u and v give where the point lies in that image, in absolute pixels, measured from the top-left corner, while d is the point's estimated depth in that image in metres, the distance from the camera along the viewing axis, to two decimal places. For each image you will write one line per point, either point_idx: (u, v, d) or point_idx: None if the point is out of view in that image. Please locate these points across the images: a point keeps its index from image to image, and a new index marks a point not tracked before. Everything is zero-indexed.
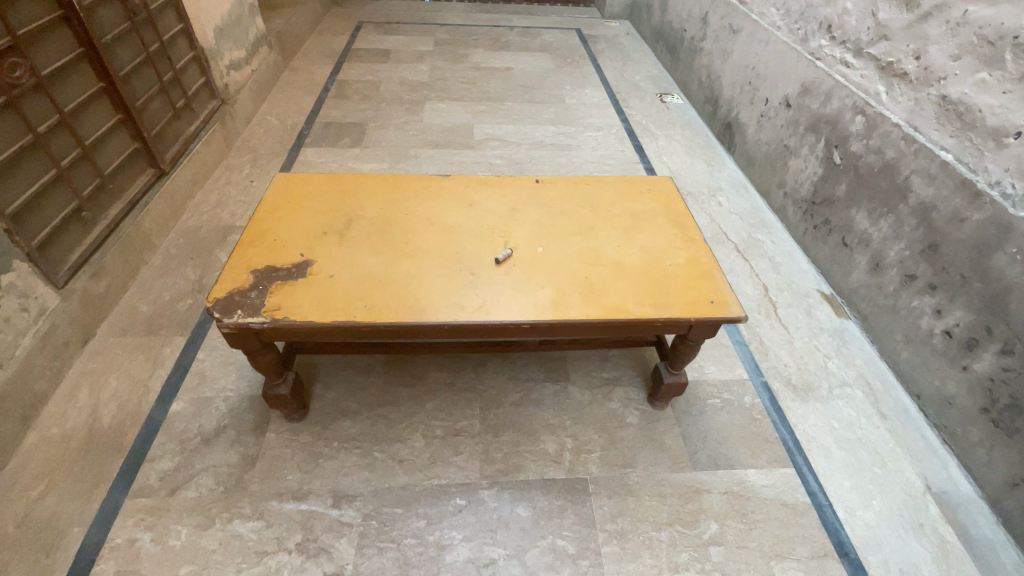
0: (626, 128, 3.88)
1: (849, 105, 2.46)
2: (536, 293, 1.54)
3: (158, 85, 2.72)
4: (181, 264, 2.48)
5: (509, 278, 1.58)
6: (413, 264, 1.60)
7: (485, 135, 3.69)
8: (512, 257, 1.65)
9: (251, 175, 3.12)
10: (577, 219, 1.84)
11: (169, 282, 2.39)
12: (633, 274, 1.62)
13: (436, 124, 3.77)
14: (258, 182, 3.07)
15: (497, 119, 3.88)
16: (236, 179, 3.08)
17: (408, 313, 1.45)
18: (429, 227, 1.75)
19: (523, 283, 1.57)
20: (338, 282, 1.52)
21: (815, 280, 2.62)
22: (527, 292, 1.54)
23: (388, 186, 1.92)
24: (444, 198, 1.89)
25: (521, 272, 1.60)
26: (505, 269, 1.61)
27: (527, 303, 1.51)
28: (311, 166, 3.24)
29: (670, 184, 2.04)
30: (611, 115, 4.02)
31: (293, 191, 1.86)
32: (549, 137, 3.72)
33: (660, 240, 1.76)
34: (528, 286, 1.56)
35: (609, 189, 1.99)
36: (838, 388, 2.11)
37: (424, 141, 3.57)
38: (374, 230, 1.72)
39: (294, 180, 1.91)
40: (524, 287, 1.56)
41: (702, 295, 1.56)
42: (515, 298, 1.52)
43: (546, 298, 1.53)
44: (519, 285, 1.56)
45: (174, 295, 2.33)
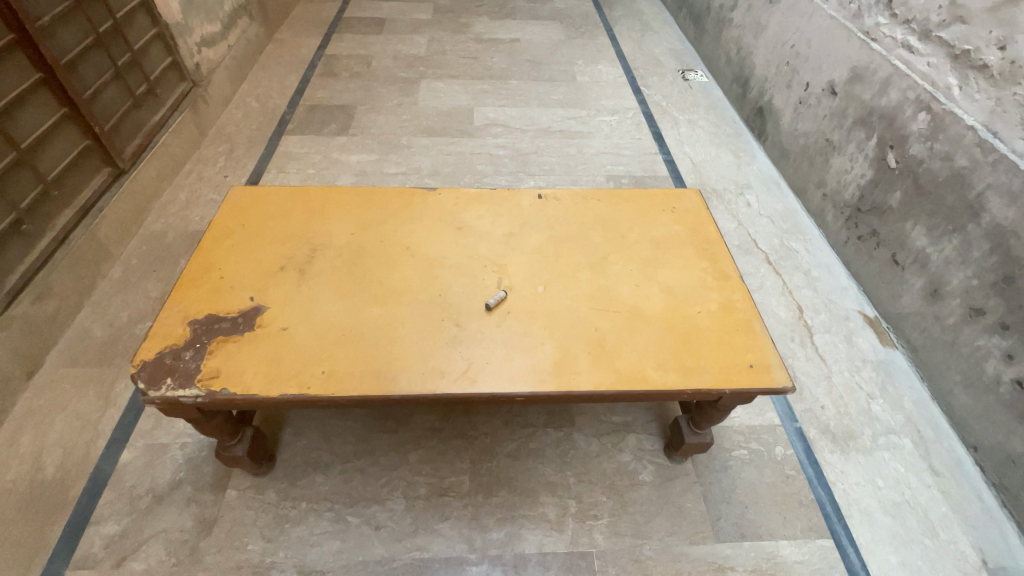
0: (644, 111, 3.49)
1: (911, 99, 2.10)
2: (533, 351, 1.26)
3: (112, 71, 2.40)
4: (143, 279, 2.23)
5: (501, 329, 1.30)
6: (387, 311, 1.31)
7: (487, 119, 3.32)
8: (507, 300, 1.36)
9: (226, 168, 2.82)
10: (587, 246, 1.53)
11: (129, 300, 2.14)
12: (654, 325, 1.33)
13: (432, 107, 3.40)
14: (233, 177, 2.77)
15: (500, 101, 3.50)
16: (208, 174, 2.78)
17: (374, 381, 1.18)
18: (409, 258, 1.46)
19: (519, 337, 1.28)
20: (293, 337, 1.25)
21: (856, 300, 2.30)
22: (523, 349, 1.26)
23: (363, 202, 1.62)
24: (428, 218, 1.59)
25: (517, 322, 1.31)
26: (497, 318, 1.32)
27: (522, 366, 1.23)
28: (292, 158, 2.92)
29: (699, 198, 1.71)
30: (627, 96, 3.62)
31: (250, 210, 1.57)
32: (558, 122, 3.35)
33: (687, 277, 1.45)
34: (525, 341, 1.28)
35: (626, 204, 1.67)
36: (883, 437, 1.83)
37: (418, 127, 3.22)
38: (342, 262, 1.43)
39: (253, 196, 1.62)
40: (519, 342, 1.27)
41: (739, 356, 1.27)
42: (507, 359, 1.24)
43: (546, 359, 1.25)
44: (513, 340, 1.28)
45: (133, 317, 2.08)
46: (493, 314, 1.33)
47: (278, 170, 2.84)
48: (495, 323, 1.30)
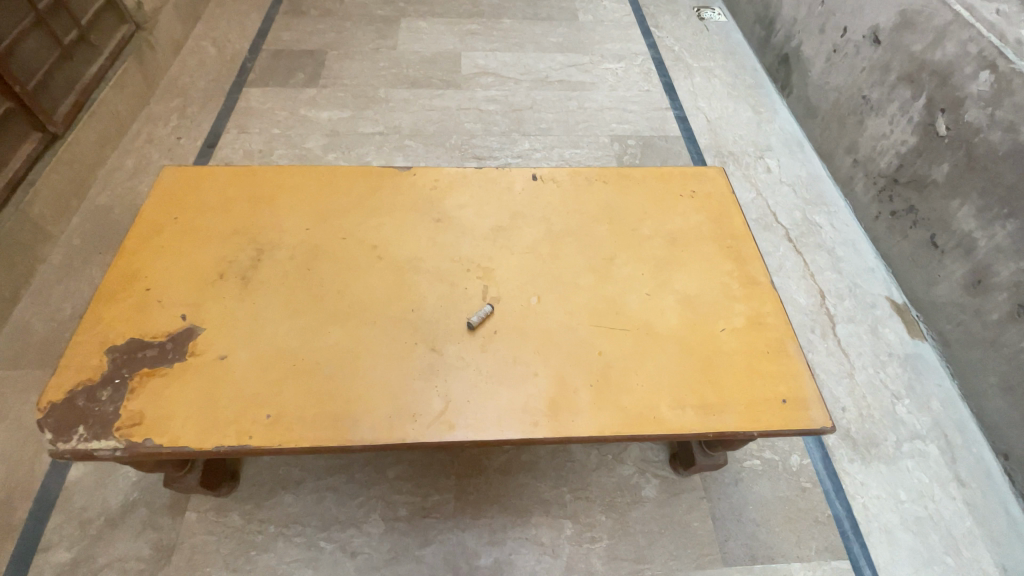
0: (654, 56, 3.08)
1: (972, 54, 1.81)
2: (524, 384, 1.04)
3: (32, 15, 2.02)
4: (88, 263, 1.98)
5: (485, 354, 1.07)
6: (348, 333, 1.09)
7: (475, 68, 2.93)
8: (494, 315, 1.13)
9: (179, 129, 2.48)
10: (591, 241, 1.28)
11: (73, 289, 1.91)
12: (669, 347, 1.11)
13: (414, 52, 2.99)
14: (189, 139, 2.45)
15: (491, 45, 3.08)
16: (160, 135, 2.45)
17: (329, 428, 0.97)
18: (377, 261, 1.21)
19: (506, 366, 1.06)
20: (233, 369, 1.04)
21: (884, 284, 2.08)
22: (511, 381, 1.04)
23: (322, 188, 1.36)
24: (400, 206, 1.32)
25: (506, 344, 1.09)
26: (481, 339, 1.09)
27: (510, 404, 1.02)
28: (255, 116, 2.57)
29: (721, 180, 1.45)
30: (635, 38, 3.20)
31: (189, 202, 1.32)
32: (557, 70, 2.96)
33: (708, 284, 1.22)
34: (514, 370, 1.06)
35: (636, 188, 1.41)
36: (908, 443, 1.68)
37: (397, 77, 2.83)
38: (297, 269, 1.19)
39: (193, 183, 1.36)
40: (506, 372, 1.05)
41: (769, 389, 1.06)
42: (493, 395, 1.02)
43: (539, 394, 1.03)
44: (500, 369, 1.06)
45: (77, 309, 1.86)
46: (477, 335, 1.10)
47: (238, 131, 2.51)
48: (478, 347, 1.08)
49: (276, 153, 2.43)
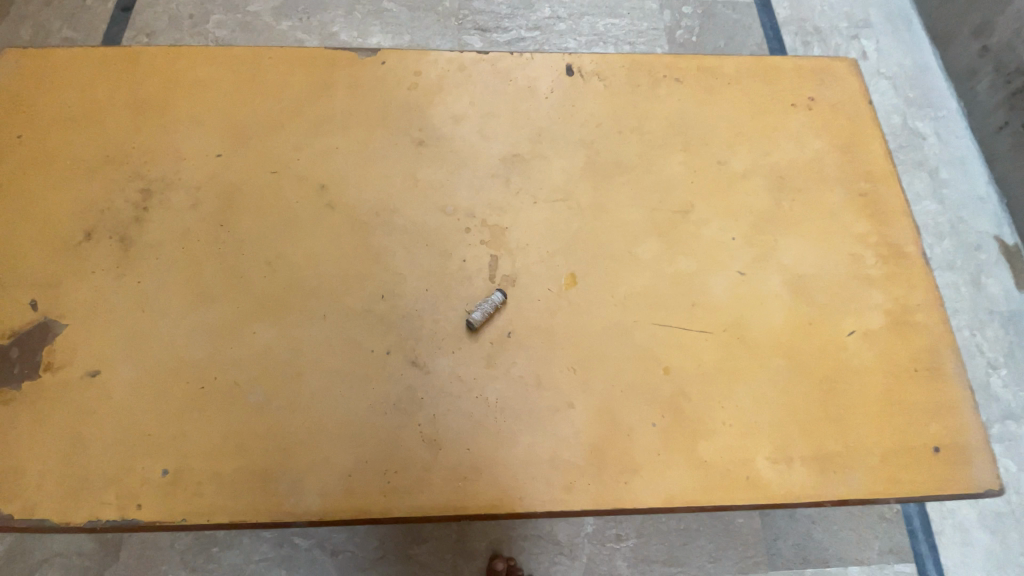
0: None
1: None
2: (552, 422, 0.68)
3: None
4: None
5: (492, 373, 0.70)
6: (282, 336, 0.71)
7: None
8: (508, 307, 0.74)
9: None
10: (658, 180, 0.83)
11: None
12: (772, 363, 0.73)
13: None
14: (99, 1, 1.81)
15: None
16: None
17: (255, 494, 0.64)
18: (324, 213, 0.78)
19: (526, 394, 0.69)
20: (108, 395, 0.68)
21: (995, 220, 1.64)
22: (533, 417, 0.68)
23: (241, 88, 0.88)
24: (361, 118, 0.85)
25: (526, 359, 0.71)
26: (487, 347, 0.72)
27: (532, 454, 0.67)
28: None
29: (854, 83, 0.96)
30: None
31: (42, 113, 0.86)
32: None
33: (831, 257, 0.81)
34: (539, 401, 0.69)
35: (728, 93, 0.92)
36: (999, 425, 1.40)
37: None
38: (202, 226, 0.78)
39: (45, 79, 0.89)
40: (525, 403, 0.69)
41: (916, 430, 0.72)
42: (505, 443, 0.67)
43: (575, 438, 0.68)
44: (518, 398, 0.69)
45: None
46: (482, 337, 0.72)
47: None
48: (483, 362, 0.71)
49: (211, 20, 1.81)
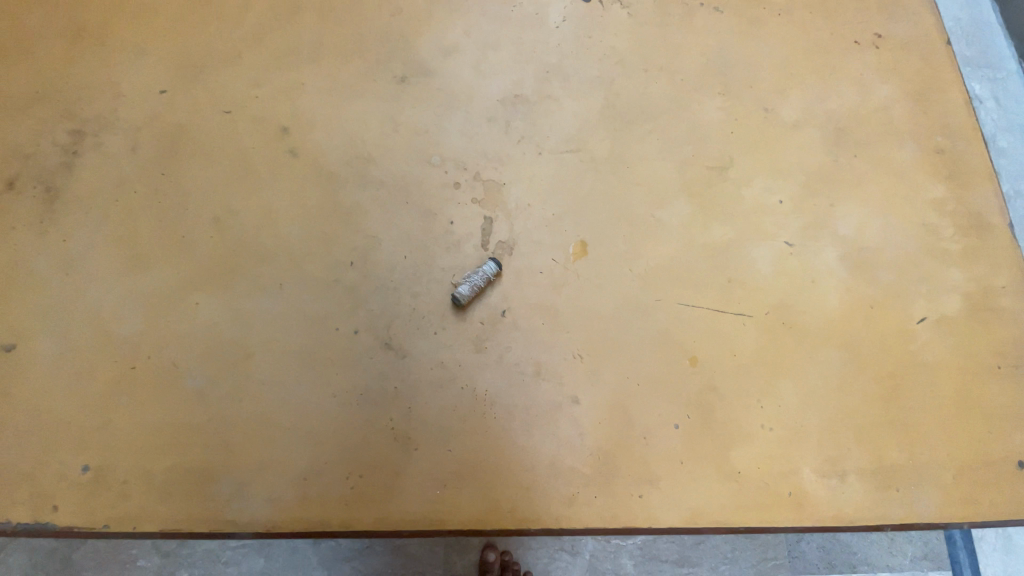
0: None
1: None
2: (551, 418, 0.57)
3: None
4: None
5: (481, 358, 0.58)
6: (230, 308, 0.59)
7: None
8: (506, 280, 0.61)
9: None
10: (690, 129, 0.69)
11: None
12: (824, 354, 0.60)
13: None
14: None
15: None
16: None
17: (193, 497, 0.53)
18: (285, 161, 0.65)
19: (521, 386, 0.57)
20: (22, 375, 0.57)
21: None
22: (528, 413, 0.56)
23: (191, 12, 0.73)
24: (333, 48, 0.71)
25: (523, 344, 0.59)
26: (478, 327, 0.59)
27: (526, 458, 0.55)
28: None
29: (930, 17, 0.79)
30: None
31: None
32: None
33: (898, 228, 0.67)
34: (536, 395, 0.57)
35: (778, 28, 0.76)
36: None
37: None
38: (140, 174, 0.65)
39: None
40: (520, 396, 0.57)
41: (998, 440, 0.59)
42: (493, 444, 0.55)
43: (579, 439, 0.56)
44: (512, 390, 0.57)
45: None
46: (470, 316, 0.59)
47: None
48: (472, 346, 0.58)
49: None
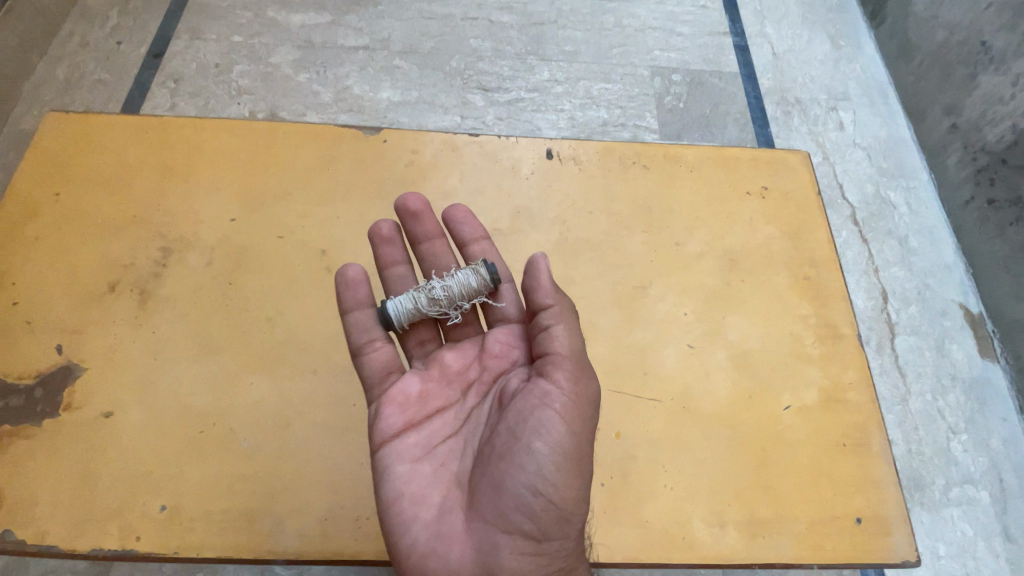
0: None
1: None
2: (393, 478, 0.67)
3: None
4: None
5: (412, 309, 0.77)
6: (273, 388, 0.80)
7: None
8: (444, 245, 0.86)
9: (93, 29, 1.71)
10: (620, 258, 0.94)
11: None
12: (712, 432, 0.82)
13: None
14: (107, 37, 1.71)
15: None
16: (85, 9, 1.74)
17: (241, 531, 0.72)
18: (323, 276, 0.90)
19: (383, 348, 0.76)
20: (117, 435, 0.77)
21: (961, 288, 1.63)
22: (436, 512, 0.66)
23: (256, 156, 0.99)
24: (362, 191, 0.97)
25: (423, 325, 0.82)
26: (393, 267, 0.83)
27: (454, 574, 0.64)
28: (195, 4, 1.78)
29: (806, 173, 1.06)
30: None
31: (75, 166, 0.97)
32: None
33: (775, 336, 0.90)
34: (420, 447, 0.70)
35: (690, 180, 1.02)
36: (957, 489, 1.42)
37: None
38: (213, 283, 0.88)
39: (77, 136, 1.00)
40: (378, 345, 0.76)
41: (843, 501, 0.79)
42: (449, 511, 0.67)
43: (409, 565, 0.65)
44: (430, 468, 0.69)
45: None
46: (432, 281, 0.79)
47: (190, 36, 1.73)
48: (414, 298, 0.77)
49: (235, 69, 1.69)
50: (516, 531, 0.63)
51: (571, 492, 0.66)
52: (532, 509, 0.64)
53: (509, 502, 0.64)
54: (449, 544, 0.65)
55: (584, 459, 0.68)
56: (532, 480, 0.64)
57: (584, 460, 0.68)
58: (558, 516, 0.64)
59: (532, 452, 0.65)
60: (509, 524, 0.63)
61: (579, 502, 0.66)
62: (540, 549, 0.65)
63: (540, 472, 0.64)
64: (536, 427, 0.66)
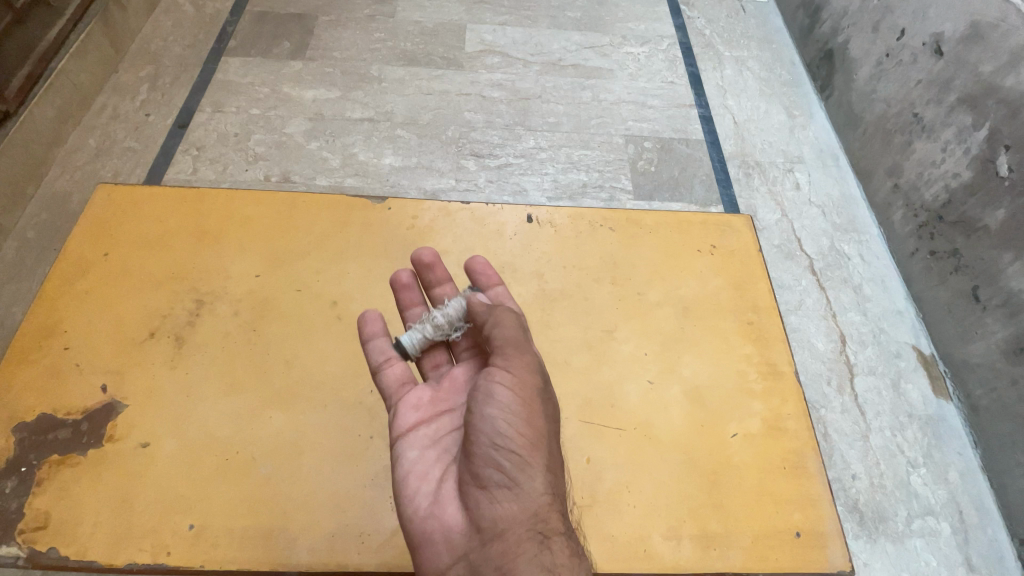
0: (678, 25, 2.48)
1: None
2: (402, 462, 0.83)
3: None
4: (8, 251, 1.61)
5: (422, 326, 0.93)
6: (289, 420, 0.94)
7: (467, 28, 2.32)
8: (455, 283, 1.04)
9: (127, 104, 1.93)
10: (589, 306, 1.10)
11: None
12: (669, 456, 0.95)
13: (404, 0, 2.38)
14: (137, 110, 1.92)
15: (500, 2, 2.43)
16: (120, 85, 1.97)
17: (258, 547, 0.83)
18: (334, 323, 1.05)
19: (398, 366, 0.92)
20: (152, 463, 0.89)
21: (912, 331, 1.76)
22: (435, 484, 0.81)
23: (279, 222, 1.16)
24: (369, 251, 1.14)
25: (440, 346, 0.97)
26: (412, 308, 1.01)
27: (449, 533, 0.76)
28: (219, 83, 2.02)
29: (749, 233, 1.23)
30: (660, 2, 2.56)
31: (122, 228, 1.13)
32: (578, 40, 2.35)
33: (723, 373, 1.04)
34: (429, 438, 0.86)
35: (649, 240, 1.20)
36: (919, 520, 1.48)
37: (372, 30, 2.25)
38: (238, 330, 1.03)
39: (122, 202, 1.16)
40: (394, 362, 0.92)
41: (782, 517, 0.91)
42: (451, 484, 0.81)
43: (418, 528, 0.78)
44: (434, 454, 0.84)
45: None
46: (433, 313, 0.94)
47: (214, 109, 1.96)
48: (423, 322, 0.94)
49: (253, 139, 1.90)
50: (488, 482, 0.75)
51: (525, 444, 0.76)
52: (494, 464, 0.75)
53: (480, 457, 0.76)
54: (443, 508, 0.78)
55: (534, 419, 0.78)
56: (488, 440, 0.76)
57: (536, 421, 0.78)
58: (518, 466, 0.75)
59: (487, 417, 0.78)
60: (483, 479, 0.76)
61: (536, 454, 0.76)
62: (513, 497, 0.74)
63: (494, 432, 0.76)
64: (486, 398, 0.79)
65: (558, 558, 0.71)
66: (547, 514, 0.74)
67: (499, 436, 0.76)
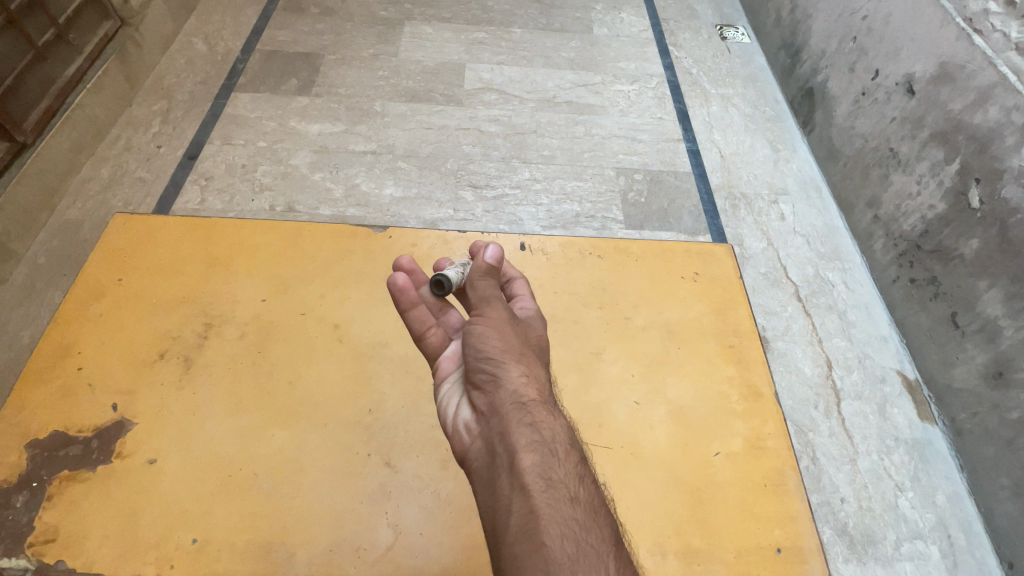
0: (666, 65, 2.62)
1: (1005, 117, 1.53)
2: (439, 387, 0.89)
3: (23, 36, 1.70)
4: (20, 275, 1.67)
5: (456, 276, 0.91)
6: (291, 438, 0.98)
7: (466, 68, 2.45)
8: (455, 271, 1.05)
9: (140, 137, 2.02)
10: (578, 330, 1.16)
11: (8, 314, 1.59)
12: (655, 473, 0.99)
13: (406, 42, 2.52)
14: (149, 142, 2.02)
15: (497, 44, 2.57)
16: (134, 120, 2.07)
17: (259, 561, 0.86)
18: (335, 346, 1.11)
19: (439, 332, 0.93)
20: (159, 479, 0.93)
21: (897, 356, 1.81)
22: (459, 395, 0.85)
23: (286, 251, 1.23)
24: (371, 277, 1.21)
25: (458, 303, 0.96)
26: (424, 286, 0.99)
27: (465, 428, 0.79)
28: (229, 118, 2.12)
29: (731, 261, 1.30)
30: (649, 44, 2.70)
31: (135, 254, 1.18)
32: (572, 80, 2.48)
33: (706, 394, 1.09)
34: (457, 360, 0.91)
35: (636, 268, 1.27)
36: (908, 544, 1.50)
37: (376, 70, 2.38)
38: (244, 353, 1.08)
39: (136, 229, 1.21)
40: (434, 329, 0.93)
41: (764, 533, 0.94)
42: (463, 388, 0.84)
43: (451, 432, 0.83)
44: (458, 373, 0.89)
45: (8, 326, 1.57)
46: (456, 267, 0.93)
47: (223, 142, 2.05)
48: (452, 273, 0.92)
49: (260, 170, 1.99)
50: (475, 384, 0.77)
51: (498, 344, 0.76)
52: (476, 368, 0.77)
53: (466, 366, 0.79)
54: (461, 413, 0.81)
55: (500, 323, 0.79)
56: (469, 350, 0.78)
57: (507, 333, 0.78)
58: (493, 362, 0.76)
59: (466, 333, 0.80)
60: (473, 382, 0.78)
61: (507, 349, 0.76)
62: (494, 386, 0.74)
63: (473, 343, 0.78)
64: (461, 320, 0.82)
65: (541, 417, 0.71)
66: (527, 390, 0.74)
67: (475, 344, 0.77)
